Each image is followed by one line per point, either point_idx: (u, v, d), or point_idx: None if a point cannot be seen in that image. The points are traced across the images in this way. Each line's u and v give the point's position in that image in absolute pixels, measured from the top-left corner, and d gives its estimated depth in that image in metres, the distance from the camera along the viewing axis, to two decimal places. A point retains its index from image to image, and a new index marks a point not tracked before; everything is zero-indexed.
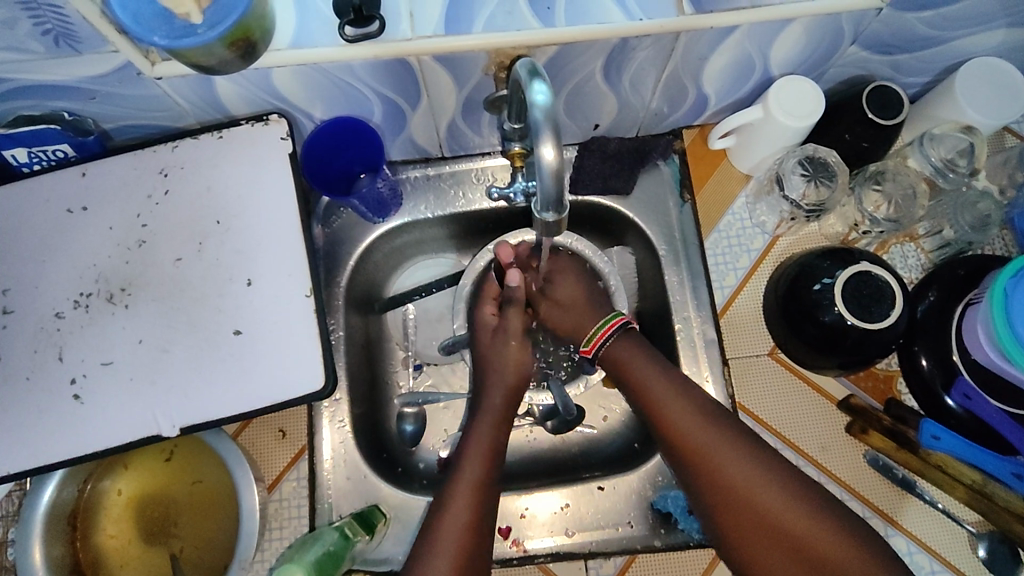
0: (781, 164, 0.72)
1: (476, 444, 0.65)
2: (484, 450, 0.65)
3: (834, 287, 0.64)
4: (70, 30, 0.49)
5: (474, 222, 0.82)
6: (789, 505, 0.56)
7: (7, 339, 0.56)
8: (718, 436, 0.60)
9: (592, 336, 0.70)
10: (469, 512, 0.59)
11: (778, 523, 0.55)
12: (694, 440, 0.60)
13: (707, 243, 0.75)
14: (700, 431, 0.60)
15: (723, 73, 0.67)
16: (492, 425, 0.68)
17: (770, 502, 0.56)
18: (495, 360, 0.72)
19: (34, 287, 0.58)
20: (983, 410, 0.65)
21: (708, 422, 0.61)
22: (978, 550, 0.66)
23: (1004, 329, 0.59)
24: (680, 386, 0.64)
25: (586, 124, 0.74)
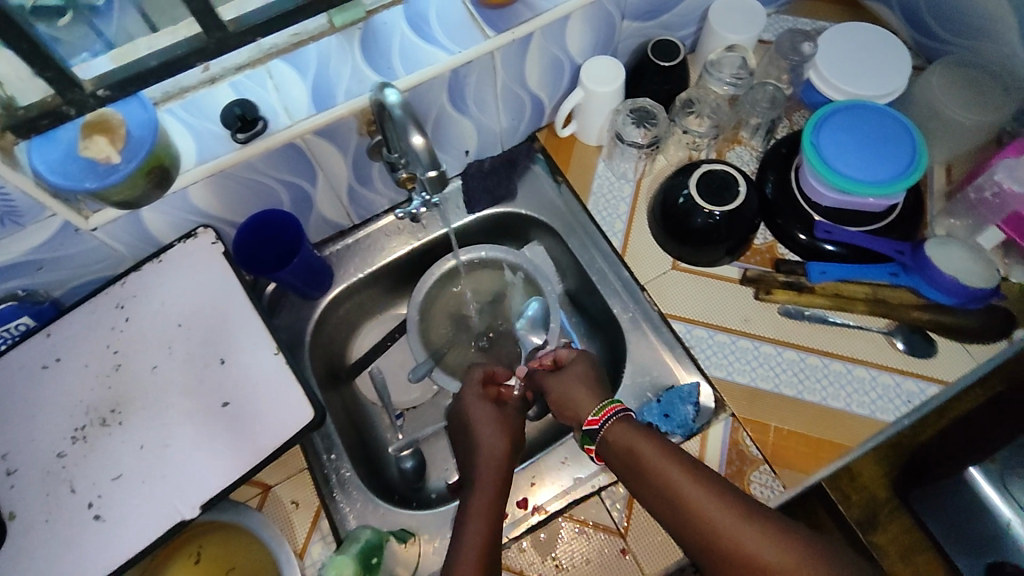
0: (615, 124, 0.87)
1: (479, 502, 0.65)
2: (487, 509, 0.65)
3: (693, 194, 0.79)
4: (12, 206, 0.59)
5: (400, 269, 0.93)
6: (741, 522, 0.56)
7: (17, 496, 0.61)
8: (681, 469, 0.61)
9: (597, 410, 0.69)
10: (480, 555, 0.60)
11: (732, 540, 0.55)
12: (654, 472, 0.61)
13: (589, 206, 0.89)
14: (656, 461, 0.62)
15: (542, 74, 0.84)
16: (492, 489, 0.67)
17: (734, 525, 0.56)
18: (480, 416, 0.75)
19: (28, 441, 0.63)
20: (845, 236, 0.79)
21: (675, 464, 0.61)
22: (898, 343, 0.77)
23: (814, 154, 0.78)
24: (655, 432, 0.65)
25: (458, 152, 0.89)
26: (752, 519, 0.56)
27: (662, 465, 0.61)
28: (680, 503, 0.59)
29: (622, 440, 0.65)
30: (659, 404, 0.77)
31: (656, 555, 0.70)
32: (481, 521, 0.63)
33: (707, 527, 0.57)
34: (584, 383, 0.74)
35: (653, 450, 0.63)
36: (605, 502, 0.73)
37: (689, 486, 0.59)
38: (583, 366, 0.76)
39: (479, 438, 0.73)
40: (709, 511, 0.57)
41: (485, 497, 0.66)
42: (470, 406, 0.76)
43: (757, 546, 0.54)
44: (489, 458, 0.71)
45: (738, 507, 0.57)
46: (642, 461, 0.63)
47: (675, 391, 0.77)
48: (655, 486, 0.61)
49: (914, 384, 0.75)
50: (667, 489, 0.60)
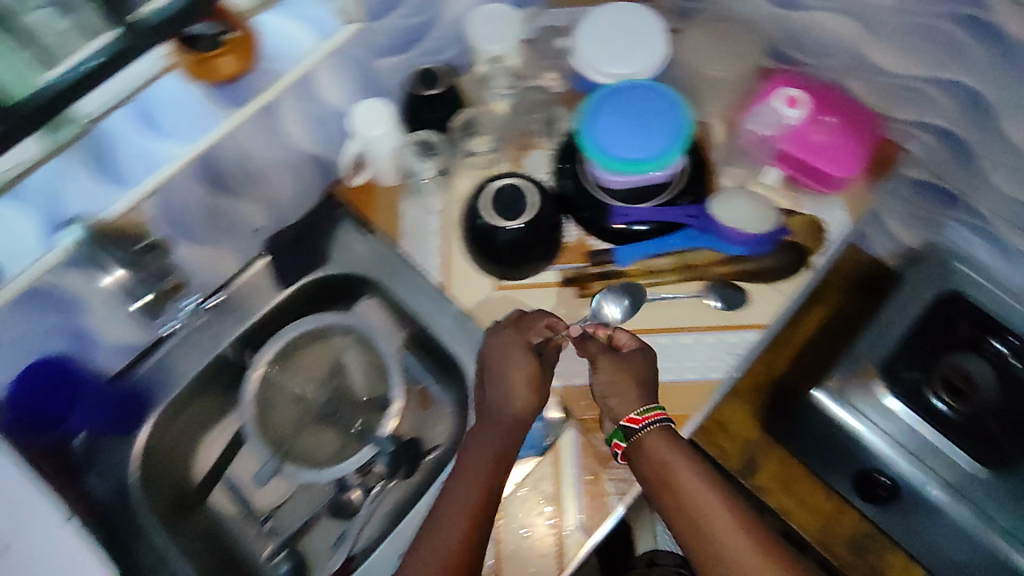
0: (402, 162, 0.85)
1: (465, 501, 0.68)
2: (472, 507, 0.67)
3: (486, 217, 0.79)
4: None
5: (228, 368, 0.87)
6: (750, 549, 0.62)
7: None
8: (707, 492, 0.65)
9: (642, 410, 0.70)
10: (454, 553, 0.65)
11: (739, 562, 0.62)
12: (683, 494, 0.65)
13: (401, 249, 0.87)
14: (681, 479, 0.66)
15: (306, 134, 0.80)
16: (484, 481, 0.69)
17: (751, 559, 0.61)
18: (510, 379, 0.72)
19: None
20: (638, 215, 0.82)
21: (698, 482, 0.66)
22: (712, 302, 0.80)
23: (586, 140, 0.80)
24: (690, 446, 0.68)
25: (247, 232, 0.84)
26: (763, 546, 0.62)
27: (693, 488, 0.65)
28: (698, 518, 0.64)
29: (656, 451, 0.68)
30: None
31: None
32: (463, 517, 0.67)
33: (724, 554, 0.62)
34: (636, 381, 0.72)
35: (685, 471, 0.66)
36: None
37: (718, 513, 0.64)
38: (638, 362, 0.74)
39: (505, 396, 0.72)
40: (723, 530, 0.63)
41: (470, 493, 0.68)
42: (496, 343, 0.75)
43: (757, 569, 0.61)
44: (480, 459, 0.70)
45: (749, 530, 0.63)
46: (668, 475, 0.66)
47: None
48: (673, 502, 0.66)
49: (736, 335, 0.79)
50: (687, 504, 0.65)
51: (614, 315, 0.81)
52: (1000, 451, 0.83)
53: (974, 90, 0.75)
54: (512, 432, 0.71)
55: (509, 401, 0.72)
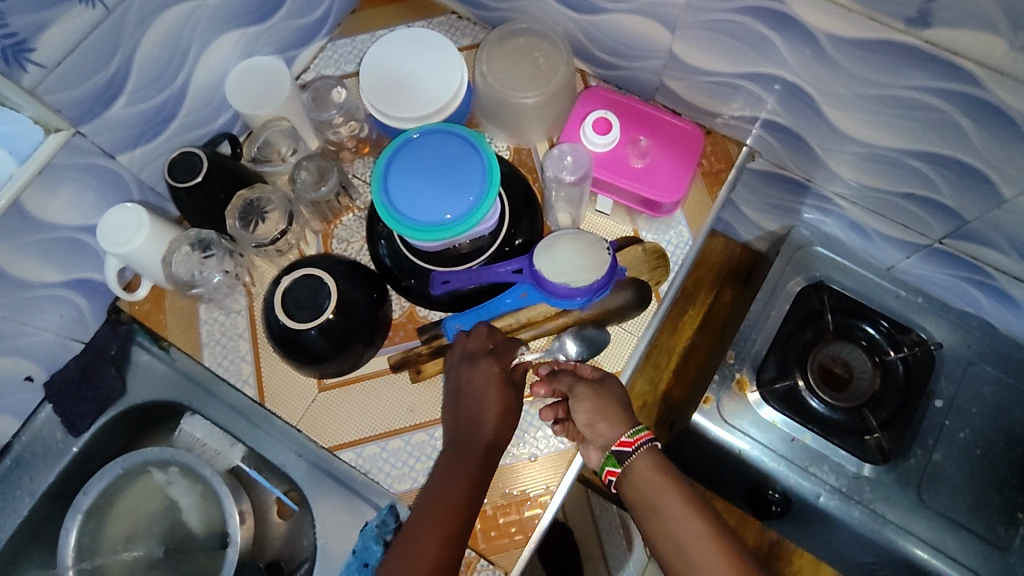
0: (182, 267, 0.72)
1: (424, 545, 0.58)
2: (432, 553, 0.57)
3: (282, 319, 0.68)
4: None
5: (35, 541, 0.74)
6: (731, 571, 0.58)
7: None
8: (695, 525, 0.61)
9: (631, 431, 0.66)
10: None
11: None
12: (669, 532, 0.61)
13: (207, 361, 0.76)
14: (667, 502, 0.62)
15: (47, 262, 0.67)
16: (441, 541, 0.58)
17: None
18: (478, 386, 0.66)
19: None
20: (460, 280, 0.72)
21: (687, 500, 0.62)
22: (563, 355, 0.74)
23: (378, 200, 0.70)
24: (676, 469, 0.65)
25: (18, 383, 0.71)
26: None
27: (682, 525, 0.61)
28: (680, 541, 0.61)
29: (643, 472, 0.64)
30: (354, 556, 0.68)
31: None
32: (429, 550, 0.58)
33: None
34: (620, 410, 0.67)
35: (675, 501, 0.62)
36: None
37: (706, 549, 0.60)
38: (613, 391, 0.68)
39: (474, 405, 0.66)
40: (703, 553, 0.59)
41: (440, 523, 0.59)
42: (466, 372, 0.67)
43: None
44: (484, 433, 0.65)
45: (734, 555, 0.59)
46: (654, 498, 0.63)
47: (366, 530, 0.68)
48: (657, 525, 0.63)
49: None
50: (670, 526, 0.62)
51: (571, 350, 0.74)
52: (880, 446, 0.78)
53: (790, 81, 0.68)
54: (488, 454, 0.64)
55: (481, 421, 0.65)
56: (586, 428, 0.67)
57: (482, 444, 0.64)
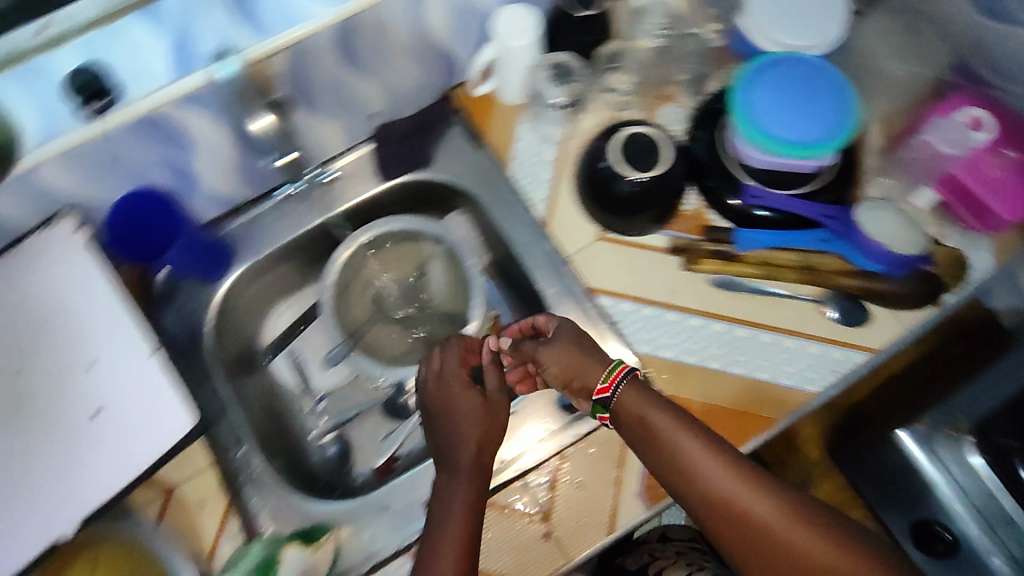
0: (534, 81, 0.80)
1: (456, 486, 0.64)
2: (467, 486, 0.64)
3: (613, 161, 0.74)
4: None
5: (311, 248, 0.86)
6: (761, 498, 0.59)
7: None
8: (705, 450, 0.61)
9: (607, 376, 0.66)
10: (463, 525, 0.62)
11: (747, 515, 0.58)
12: (683, 464, 0.60)
13: (512, 172, 0.83)
14: (676, 437, 0.61)
15: (450, 27, 0.75)
16: (472, 483, 0.65)
17: (773, 513, 0.58)
18: (466, 416, 0.69)
19: None
20: (775, 202, 0.75)
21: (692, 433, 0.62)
22: (830, 312, 0.75)
23: (738, 98, 0.73)
24: (668, 405, 0.64)
25: (363, 117, 0.81)
26: (773, 496, 0.59)
27: (692, 455, 0.61)
28: (693, 474, 0.60)
29: (635, 409, 0.64)
30: None
31: (574, 537, 0.69)
32: (466, 491, 0.64)
33: (753, 522, 0.58)
34: (574, 361, 0.68)
35: (678, 434, 0.61)
36: (526, 487, 0.71)
37: (720, 473, 0.60)
38: (568, 333, 0.70)
39: (456, 428, 0.69)
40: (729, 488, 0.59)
41: (462, 475, 0.65)
42: (438, 395, 0.72)
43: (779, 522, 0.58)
44: (471, 437, 0.67)
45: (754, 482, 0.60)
46: (661, 436, 0.61)
47: None
48: (668, 456, 0.61)
49: (842, 353, 0.74)
50: (682, 463, 0.60)
51: (833, 315, 0.75)
52: None
53: None
54: (479, 462, 0.66)
55: (462, 434, 0.68)
56: (558, 374, 0.70)
57: (474, 422, 0.68)
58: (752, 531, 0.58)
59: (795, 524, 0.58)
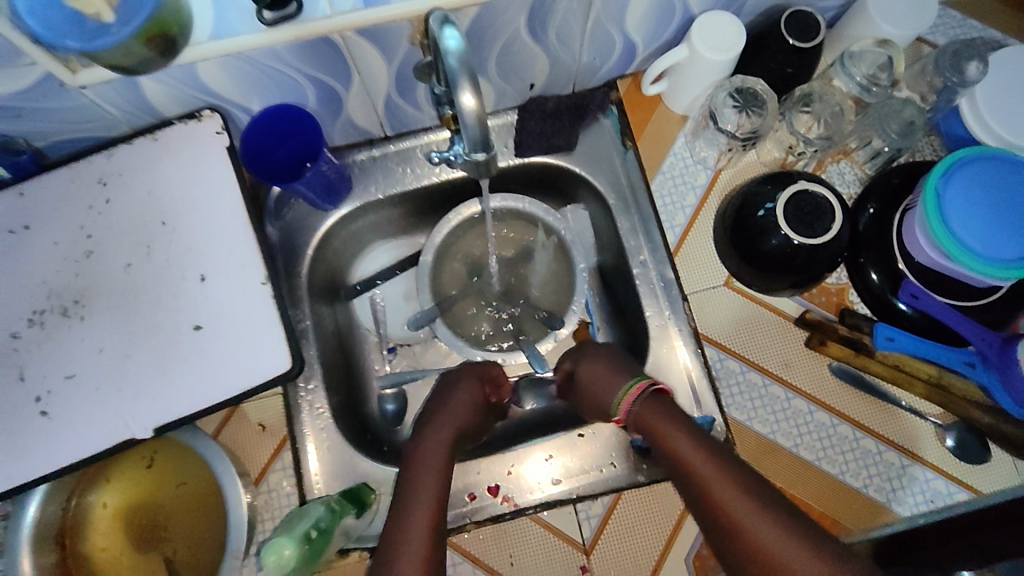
0: (712, 99, 0.73)
1: (426, 464, 0.59)
2: (436, 466, 0.59)
3: (777, 211, 0.67)
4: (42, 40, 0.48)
5: (424, 200, 0.83)
6: (756, 501, 0.49)
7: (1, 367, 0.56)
8: (702, 451, 0.54)
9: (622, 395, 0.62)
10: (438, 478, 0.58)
11: (738, 517, 0.49)
12: (682, 461, 0.54)
13: (653, 186, 0.77)
14: (664, 429, 0.57)
15: (646, 17, 0.68)
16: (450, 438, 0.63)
17: (750, 516, 0.48)
18: (460, 394, 0.69)
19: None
20: (931, 307, 0.68)
21: (680, 426, 0.57)
22: (947, 440, 0.69)
23: (936, 179, 0.65)
24: (666, 401, 0.60)
25: (522, 85, 0.75)
26: (754, 496, 0.49)
27: (686, 453, 0.54)
28: (686, 466, 0.54)
29: (639, 411, 0.61)
30: None
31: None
32: (436, 468, 0.59)
33: (748, 542, 0.48)
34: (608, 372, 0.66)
35: (666, 423, 0.58)
36: (578, 514, 0.70)
37: (709, 469, 0.53)
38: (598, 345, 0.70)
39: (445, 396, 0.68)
40: (716, 480, 0.51)
41: (433, 457, 0.60)
42: (442, 382, 0.73)
43: (781, 538, 0.46)
44: (457, 407, 0.67)
45: (754, 486, 0.50)
46: (654, 427, 0.58)
47: None
48: (662, 453, 0.57)
49: (946, 486, 0.68)
50: (672, 456, 0.56)
51: (948, 441, 0.69)
52: None
53: None
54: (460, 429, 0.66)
55: (452, 403, 0.67)
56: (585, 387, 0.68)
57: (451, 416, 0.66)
58: (750, 545, 0.48)
59: (787, 537, 0.47)
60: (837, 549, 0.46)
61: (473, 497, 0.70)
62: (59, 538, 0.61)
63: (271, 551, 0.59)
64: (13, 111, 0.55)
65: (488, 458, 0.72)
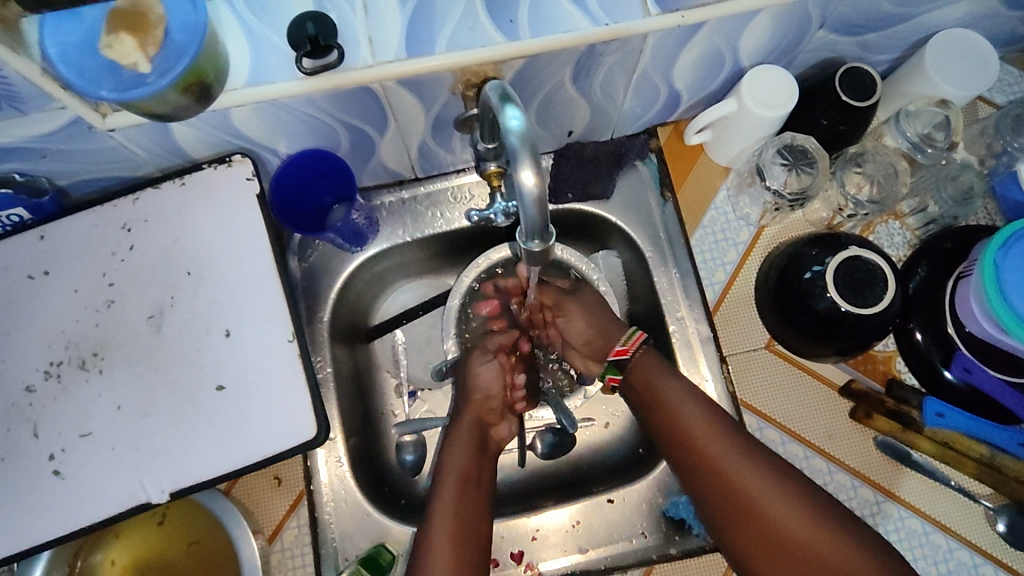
0: (760, 154, 0.71)
1: (450, 494, 0.63)
2: (455, 502, 0.62)
3: (826, 275, 0.64)
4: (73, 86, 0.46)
5: (452, 242, 0.80)
6: (754, 471, 0.59)
7: (14, 420, 0.53)
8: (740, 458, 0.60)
9: (625, 339, 0.70)
10: (463, 483, 0.64)
11: (729, 478, 0.60)
12: (711, 463, 0.61)
13: (693, 240, 0.75)
14: (670, 396, 0.65)
15: (694, 68, 0.65)
16: (470, 451, 0.68)
17: (753, 482, 0.59)
18: (478, 376, 0.73)
19: (13, 352, 0.55)
20: (984, 382, 0.66)
21: (684, 395, 0.65)
22: (997, 525, 0.66)
23: (994, 251, 0.61)
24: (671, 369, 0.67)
25: (559, 131, 0.73)
26: (759, 467, 0.60)
27: (721, 459, 0.60)
28: (685, 432, 0.63)
29: (641, 372, 0.68)
30: None
31: None
32: (457, 483, 0.64)
33: (749, 503, 0.58)
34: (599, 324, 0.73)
35: (676, 390, 0.65)
36: None
37: (709, 437, 0.62)
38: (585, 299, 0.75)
39: (467, 390, 0.73)
40: (714, 448, 0.61)
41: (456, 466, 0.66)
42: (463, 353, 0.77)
43: (758, 495, 0.58)
44: (472, 408, 0.71)
45: (746, 455, 0.60)
46: (658, 395, 0.66)
47: None
48: (663, 418, 0.65)
49: (996, 573, 0.65)
50: (670, 420, 0.64)
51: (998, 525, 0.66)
52: None
53: None
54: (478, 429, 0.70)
55: (472, 406, 0.72)
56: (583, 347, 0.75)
57: (473, 421, 0.70)
58: (729, 493, 0.59)
59: (781, 505, 0.58)
60: (803, 498, 0.58)
61: (495, 563, 0.67)
62: None
63: None
64: (37, 152, 0.52)
65: (512, 520, 0.69)
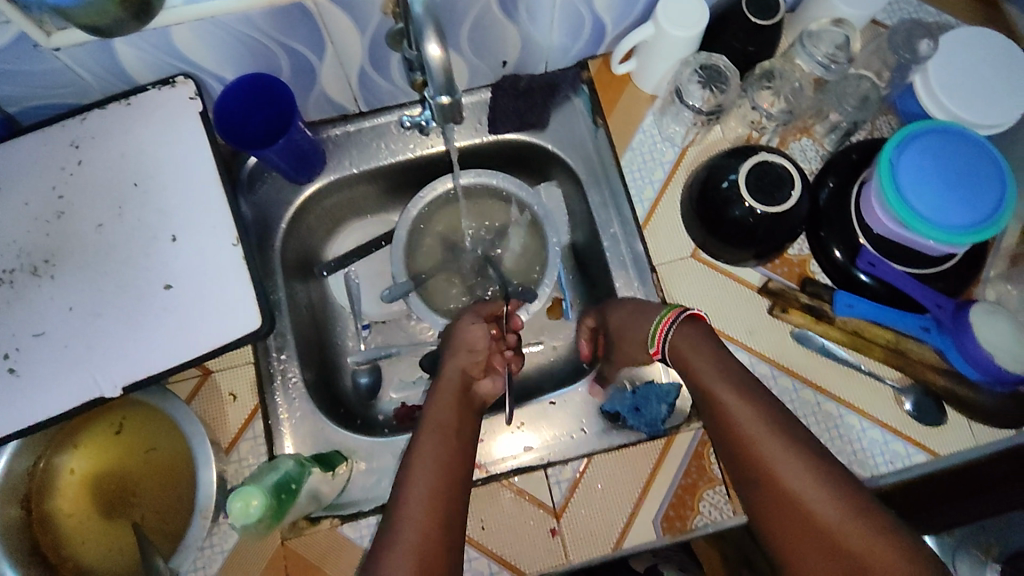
0: (678, 76, 0.75)
1: (427, 455, 0.61)
2: (436, 470, 0.60)
3: (739, 182, 0.69)
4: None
5: (399, 176, 0.84)
6: (777, 436, 0.58)
7: None
8: (767, 428, 0.59)
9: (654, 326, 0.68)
10: (441, 450, 0.62)
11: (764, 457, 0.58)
12: (749, 439, 0.59)
13: (623, 161, 0.79)
14: (690, 357, 0.66)
15: None
16: (454, 409, 0.67)
17: (779, 458, 0.57)
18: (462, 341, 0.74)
19: None
20: (889, 274, 0.70)
21: (713, 362, 0.64)
22: (905, 404, 0.72)
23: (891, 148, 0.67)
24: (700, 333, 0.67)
25: (494, 62, 0.77)
26: (798, 453, 0.57)
27: (739, 415, 0.60)
28: (715, 401, 0.62)
29: (683, 348, 0.67)
30: (634, 396, 0.73)
31: (586, 541, 0.68)
32: (443, 447, 0.62)
33: (783, 488, 0.57)
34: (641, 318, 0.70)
35: (707, 355, 0.65)
36: (549, 479, 0.70)
37: (739, 405, 0.61)
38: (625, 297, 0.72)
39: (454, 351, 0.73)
40: (730, 402, 0.61)
41: (433, 434, 0.64)
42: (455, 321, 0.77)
43: (784, 466, 0.57)
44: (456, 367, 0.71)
45: (775, 428, 0.59)
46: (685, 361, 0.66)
47: (653, 388, 0.74)
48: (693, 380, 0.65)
49: (905, 446, 0.71)
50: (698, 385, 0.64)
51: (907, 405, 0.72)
52: None
53: None
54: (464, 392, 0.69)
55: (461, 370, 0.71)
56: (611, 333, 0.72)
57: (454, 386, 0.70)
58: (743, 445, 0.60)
59: (810, 484, 0.56)
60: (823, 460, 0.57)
61: None
62: (23, 500, 0.61)
63: (240, 496, 0.57)
64: None
65: None
